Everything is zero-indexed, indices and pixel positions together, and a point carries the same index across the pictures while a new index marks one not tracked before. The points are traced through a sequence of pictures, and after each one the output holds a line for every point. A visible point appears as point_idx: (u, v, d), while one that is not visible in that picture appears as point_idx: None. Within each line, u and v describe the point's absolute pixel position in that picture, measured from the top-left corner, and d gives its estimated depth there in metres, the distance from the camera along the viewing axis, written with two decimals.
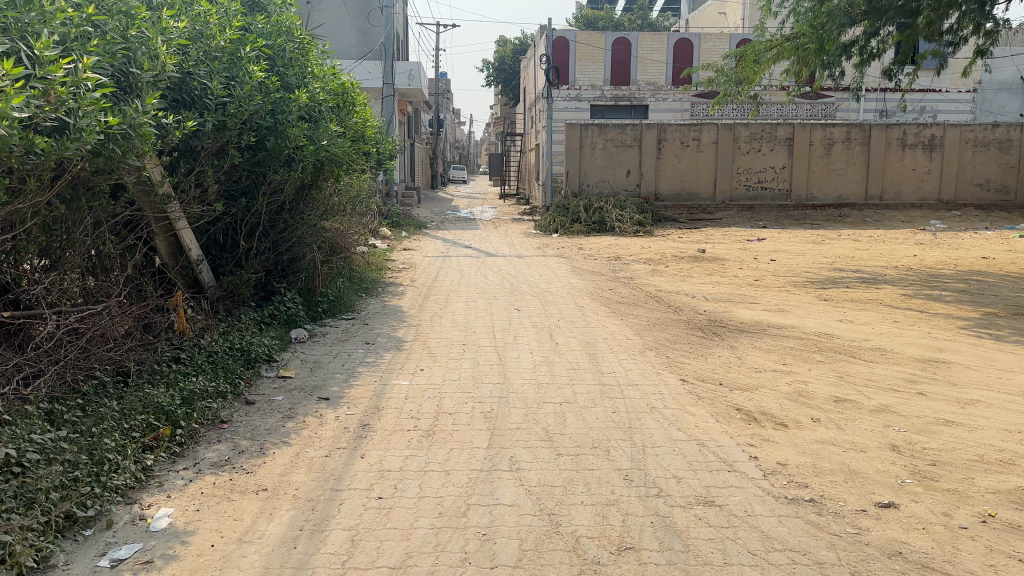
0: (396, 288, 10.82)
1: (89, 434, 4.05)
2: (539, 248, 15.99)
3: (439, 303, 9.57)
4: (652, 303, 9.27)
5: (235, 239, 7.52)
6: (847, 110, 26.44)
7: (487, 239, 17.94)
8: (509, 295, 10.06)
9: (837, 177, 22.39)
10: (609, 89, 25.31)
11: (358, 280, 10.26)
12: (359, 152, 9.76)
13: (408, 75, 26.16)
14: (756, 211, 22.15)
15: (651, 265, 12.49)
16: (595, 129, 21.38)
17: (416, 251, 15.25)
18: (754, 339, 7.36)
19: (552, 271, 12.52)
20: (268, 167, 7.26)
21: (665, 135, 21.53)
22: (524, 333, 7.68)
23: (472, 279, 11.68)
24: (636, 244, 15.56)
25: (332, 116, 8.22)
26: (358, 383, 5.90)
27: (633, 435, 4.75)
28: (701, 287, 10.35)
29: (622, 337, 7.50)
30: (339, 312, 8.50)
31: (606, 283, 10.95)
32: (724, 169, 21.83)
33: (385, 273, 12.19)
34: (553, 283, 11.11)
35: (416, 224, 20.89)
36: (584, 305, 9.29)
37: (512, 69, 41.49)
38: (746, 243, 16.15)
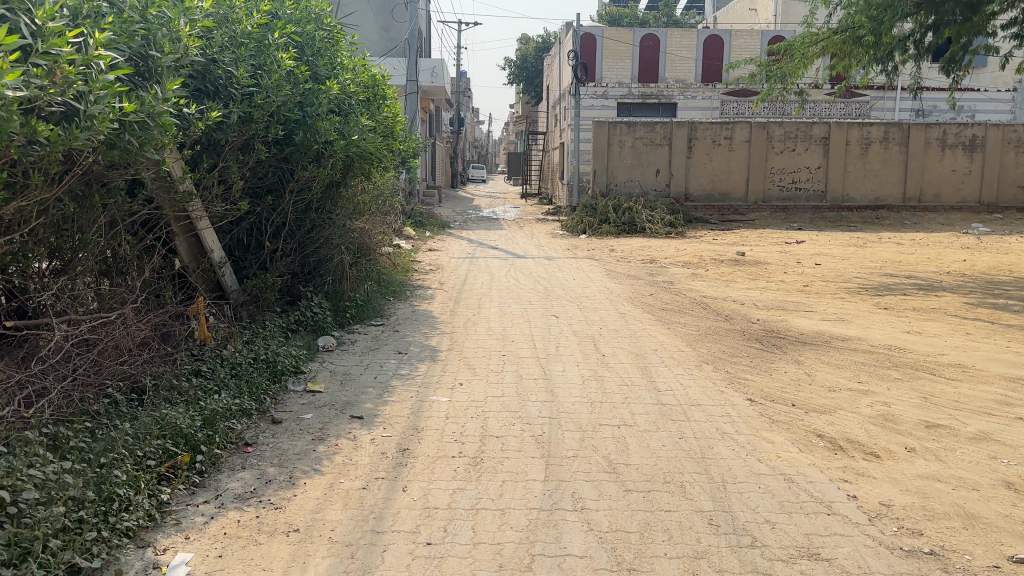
0: (424, 291, 10.30)
1: (98, 464, 3.56)
2: (569, 249, 15.43)
3: (471, 308, 9.04)
4: (699, 310, 8.72)
5: (259, 240, 7.04)
6: (882, 108, 25.61)
7: (514, 240, 17.41)
8: (544, 300, 9.53)
9: (874, 178, 21.62)
10: (636, 86, 24.68)
11: (385, 282, 9.75)
12: (389, 148, 9.25)
13: (431, 72, 25.67)
14: (790, 212, 21.45)
15: (690, 269, 11.91)
16: (624, 127, 20.77)
17: (441, 252, 14.75)
18: (819, 353, 6.79)
19: (586, 273, 11.97)
20: (295, 163, 6.76)
21: (696, 134, 20.89)
22: (567, 343, 7.15)
23: (503, 282, 11.15)
24: (670, 246, 14.96)
25: (363, 109, 7.71)
26: (394, 400, 5.37)
27: (709, 467, 4.22)
28: (748, 294, 9.77)
29: (673, 349, 6.96)
30: (368, 317, 8.00)
31: (645, 287, 10.40)
32: (756, 169, 21.15)
33: (412, 275, 11.69)
34: (589, 287, 10.57)
35: (439, 224, 20.39)
36: (626, 311, 8.75)
37: (534, 67, 40.92)
38: (784, 246, 15.50)
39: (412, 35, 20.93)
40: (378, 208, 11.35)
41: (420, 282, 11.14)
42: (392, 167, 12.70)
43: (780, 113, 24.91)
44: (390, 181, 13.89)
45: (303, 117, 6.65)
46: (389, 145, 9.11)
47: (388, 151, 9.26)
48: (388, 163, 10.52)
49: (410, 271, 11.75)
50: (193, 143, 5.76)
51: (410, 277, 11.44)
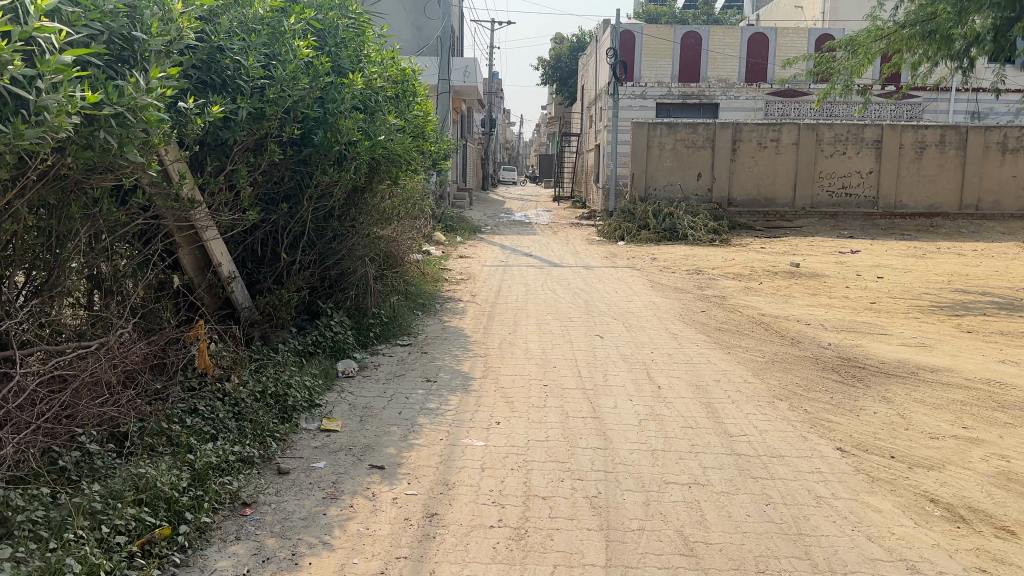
0: (455, 304, 9.56)
1: (51, 544, 2.84)
2: (608, 257, 14.59)
3: (506, 324, 8.26)
4: (760, 331, 7.86)
5: (274, 250, 6.35)
6: (935, 111, 24.21)
7: (548, 246, 16.60)
8: (586, 315, 8.74)
9: (929, 183, 20.41)
10: (676, 86, 23.75)
11: (413, 294, 9.01)
12: (419, 150, 8.50)
13: (464, 72, 24.96)
14: (839, 218, 20.36)
15: (742, 282, 11.02)
16: (664, 128, 19.85)
17: (473, 259, 14.00)
18: (910, 390, 5.91)
19: (629, 284, 11.13)
20: (314, 166, 6.02)
21: (741, 136, 19.93)
22: (615, 370, 6.36)
23: (539, 294, 10.36)
24: (716, 255, 14.05)
25: (391, 106, 6.96)
26: (421, 443, 4.59)
27: (810, 551, 3.41)
28: (811, 312, 8.87)
29: (738, 380, 6.14)
30: (394, 336, 7.27)
31: (696, 302, 9.55)
32: (804, 173, 20.10)
33: (442, 285, 10.95)
34: (634, 301, 9.75)
35: (470, 228, 19.65)
36: (679, 331, 7.92)
37: (568, 68, 40.03)
38: (839, 256, 14.51)
39: (445, 32, 20.24)
40: (407, 213, 10.62)
41: (450, 294, 10.39)
42: (422, 169, 11.96)
43: (826, 115, 23.98)
44: (420, 185, 13.18)
45: (323, 114, 5.90)
46: (419, 146, 8.35)
47: (418, 153, 8.50)
48: (418, 166, 9.78)
49: (439, 281, 11.00)
50: (198, 143, 5.06)
51: (439, 287, 10.69)
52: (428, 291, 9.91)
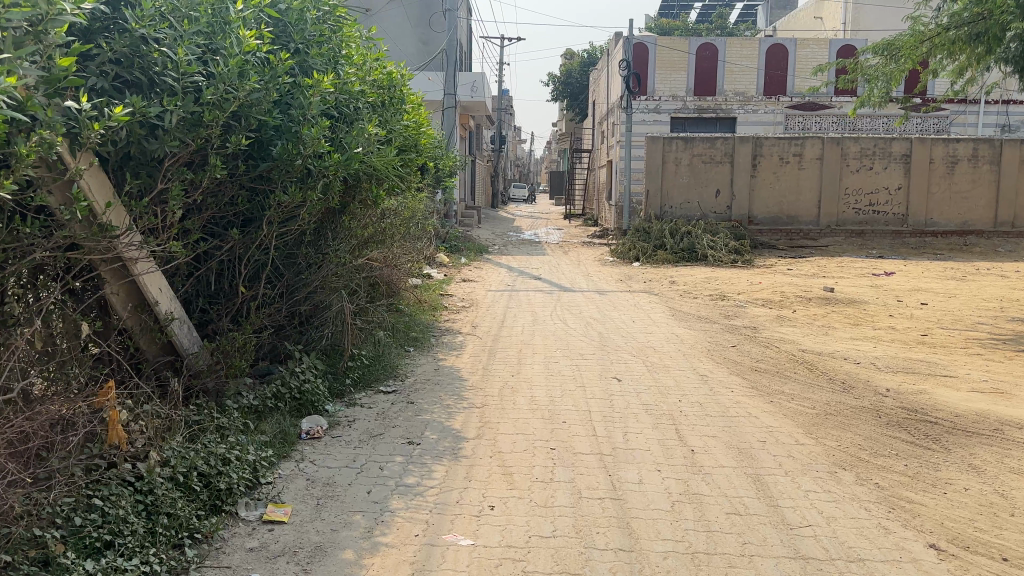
0: (453, 336, 8.51)
1: None
2: (622, 279, 13.51)
3: (509, 362, 7.19)
4: (802, 373, 6.77)
5: (231, 282, 5.37)
6: (963, 124, 22.99)
7: (558, 267, 15.57)
8: (600, 351, 7.66)
9: (962, 200, 19.24)
10: (692, 100, 22.76)
11: (400, 325, 8.01)
12: (408, 165, 7.50)
13: (471, 87, 24.04)
14: (867, 237, 19.23)
15: (773, 310, 9.92)
16: (680, 143, 18.84)
17: (478, 284, 12.97)
18: (1002, 457, 4.80)
19: (645, 313, 10.06)
20: (272, 183, 5.02)
21: (761, 151, 18.88)
22: (637, 425, 5.29)
23: (547, 324, 9.31)
24: (741, 278, 12.96)
25: (372, 115, 5.96)
26: (388, 541, 3.54)
27: None
28: (858, 349, 7.77)
29: (789, 441, 5.06)
30: (377, 379, 6.25)
31: (723, 335, 8.47)
32: (829, 190, 19.01)
33: (441, 315, 9.91)
34: (654, 332, 8.67)
35: (476, 248, 18.65)
36: (709, 372, 6.83)
37: (579, 83, 39.14)
38: (873, 279, 13.38)
39: (451, 44, 19.34)
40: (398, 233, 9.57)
41: (449, 324, 9.34)
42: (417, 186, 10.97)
43: (848, 128, 22.97)
44: (417, 202, 12.17)
45: (284, 121, 4.93)
46: (407, 161, 7.38)
47: (407, 169, 7.51)
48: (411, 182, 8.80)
49: (434, 309, 9.97)
50: (119, 156, 4.11)
51: (434, 315, 9.67)
52: (422, 322, 8.88)
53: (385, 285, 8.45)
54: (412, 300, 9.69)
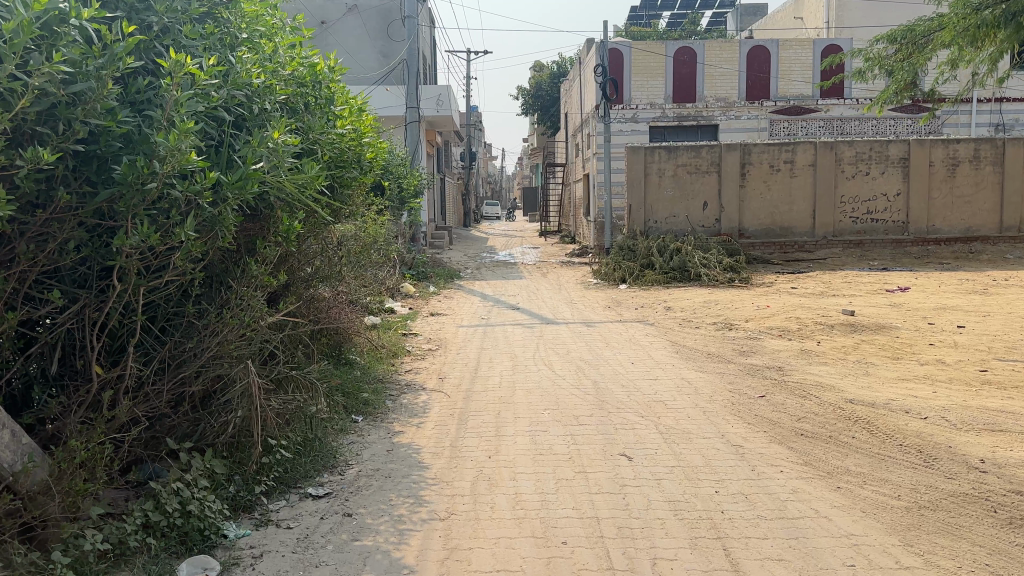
0: (414, 393, 6.88)
1: None
2: (610, 306, 11.97)
3: (484, 432, 5.61)
4: (861, 438, 5.26)
5: (83, 361, 3.80)
6: (955, 125, 21.91)
7: (538, 292, 14.03)
8: (598, 410, 6.10)
9: (964, 205, 18.05)
10: (671, 107, 21.43)
11: (340, 385, 6.38)
12: (348, 185, 5.96)
13: (436, 100, 22.50)
14: (866, 247, 17.97)
15: (794, 342, 8.43)
16: (663, 153, 17.44)
17: (447, 317, 11.37)
18: None
19: (643, 349, 8.52)
20: (119, 218, 3.47)
21: (750, 158, 17.54)
22: (667, 544, 3.73)
23: (528, 369, 7.72)
24: (745, 301, 11.48)
25: (281, 119, 4.44)
26: None
27: None
28: (917, 395, 6.27)
29: (888, 565, 3.53)
30: (304, 475, 4.65)
31: (745, 380, 6.94)
32: (824, 198, 17.73)
33: (401, 362, 8.29)
34: (659, 379, 7.12)
35: (447, 273, 17.05)
36: (742, 439, 5.29)
37: (549, 95, 37.79)
38: (889, 296, 12.01)
39: (411, 54, 17.79)
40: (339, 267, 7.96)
41: (411, 373, 7.72)
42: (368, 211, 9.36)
43: (836, 131, 21.81)
44: (372, 227, 10.57)
45: (134, 126, 3.39)
46: (344, 181, 5.84)
47: (347, 190, 5.96)
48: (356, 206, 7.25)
49: (392, 356, 8.35)
50: None
51: (391, 363, 8.06)
52: (375, 375, 7.26)
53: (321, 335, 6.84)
54: (365, 347, 8.08)
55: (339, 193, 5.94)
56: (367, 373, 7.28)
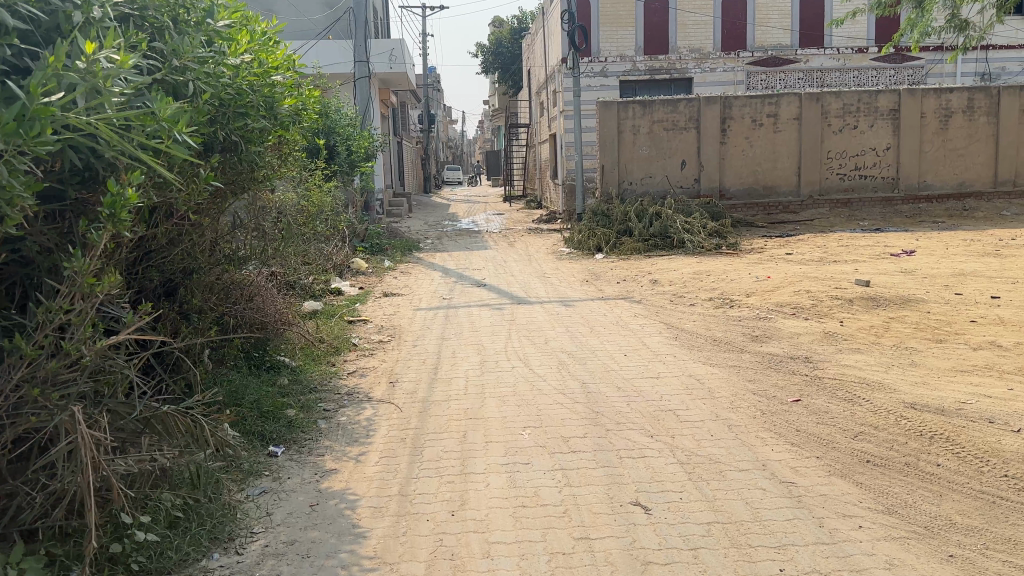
0: (355, 405, 5.39)
1: None
2: (587, 280, 10.55)
3: (446, 468, 4.18)
4: (950, 467, 3.95)
5: None
6: (940, 75, 20.80)
7: (506, 264, 12.56)
8: (592, 427, 4.70)
9: (957, 159, 16.99)
10: (642, 59, 19.88)
11: (248, 404, 4.85)
12: (250, 139, 4.52)
13: (389, 56, 20.57)
14: (854, 207, 16.86)
15: (814, 322, 7.12)
16: (637, 108, 15.97)
17: (402, 296, 9.85)
18: None
19: (635, 336, 7.12)
20: None
21: (731, 112, 16.17)
22: None
23: (499, 365, 6.28)
24: (740, 271, 10.15)
25: (110, 28, 2.91)
26: None
27: None
28: (992, 394, 4.99)
29: None
30: (177, 562, 3.15)
31: (769, 377, 5.60)
32: (809, 154, 16.47)
33: (343, 358, 6.80)
34: (662, 378, 5.74)
35: (404, 244, 15.44)
36: (792, 473, 3.95)
37: (510, 52, 35.83)
38: (896, 261, 10.81)
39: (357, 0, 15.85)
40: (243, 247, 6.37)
41: (353, 375, 6.21)
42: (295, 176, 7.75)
43: (817, 83, 20.50)
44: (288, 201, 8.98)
45: None
46: (244, 133, 4.39)
47: (250, 145, 4.53)
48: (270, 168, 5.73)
49: (332, 351, 6.84)
50: None
51: (326, 361, 6.52)
52: (300, 382, 5.72)
53: (197, 324, 5.26)
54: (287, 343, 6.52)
55: (239, 148, 4.50)
56: (291, 380, 5.73)
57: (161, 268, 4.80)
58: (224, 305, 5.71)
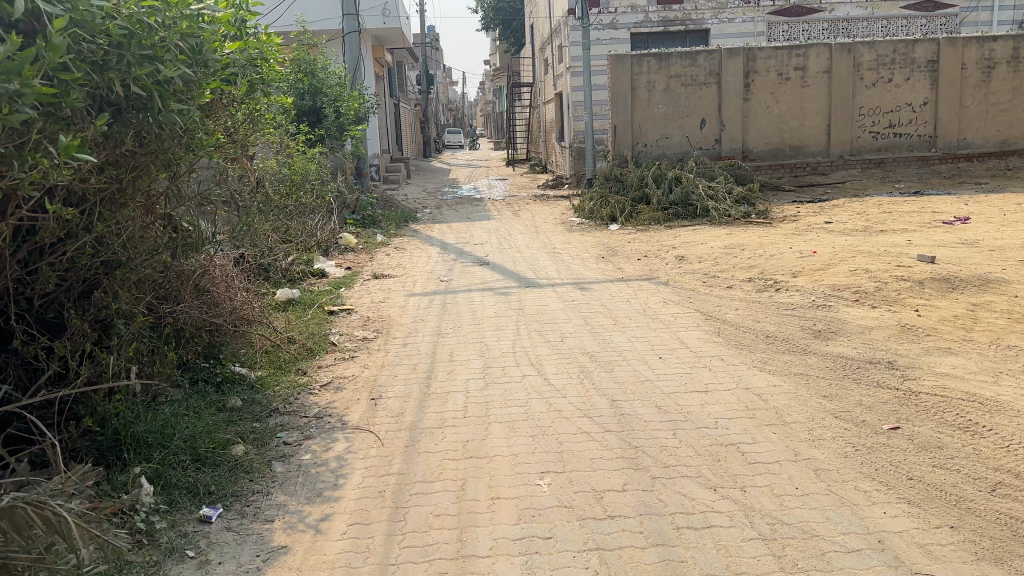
0: (324, 435, 4.21)
1: None
2: (603, 257, 9.32)
3: (437, 547, 3.03)
4: None
5: None
6: (975, 23, 19.28)
7: (510, 237, 11.34)
8: (634, 474, 3.53)
9: (999, 114, 15.63)
10: (655, 10, 18.31)
11: (175, 447, 3.72)
12: (167, 91, 3.58)
13: (383, 10, 19.01)
14: (887, 167, 15.54)
15: (885, 312, 5.92)
16: (652, 61, 14.62)
17: (394, 277, 8.65)
18: None
19: (668, 331, 5.93)
20: None
21: (754, 65, 14.80)
22: None
23: (509, 372, 5.11)
24: (777, 245, 8.92)
25: None
26: None
27: None
28: None
29: None
30: None
31: (848, 394, 4.42)
32: (840, 110, 15.10)
33: (315, 360, 5.61)
34: (712, 392, 4.56)
35: (399, 214, 14.17)
36: (926, 561, 2.81)
37: (511, 6, 34.04)
38: (952, 231, 9.57)
39: None
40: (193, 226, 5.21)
41: (328, 387, 5.05)
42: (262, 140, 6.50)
43: (843, 34, 19.00)
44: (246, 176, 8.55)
45: None
46: (154, 84, 3.44)
47: (169, 101, 3.60)
48: (210, 124, 4.78)
49: (306, 354, 5.67)
50: None
51: (295, 368, 5.35)
52: (254, 402, 4.60)
53: (118, 334, 4.10)
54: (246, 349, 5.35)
55: (155, 105, 3.58)
56: (244, 400, 4.61)
57: (65, 266, 3.85)
58: (152, 303, 4.53)
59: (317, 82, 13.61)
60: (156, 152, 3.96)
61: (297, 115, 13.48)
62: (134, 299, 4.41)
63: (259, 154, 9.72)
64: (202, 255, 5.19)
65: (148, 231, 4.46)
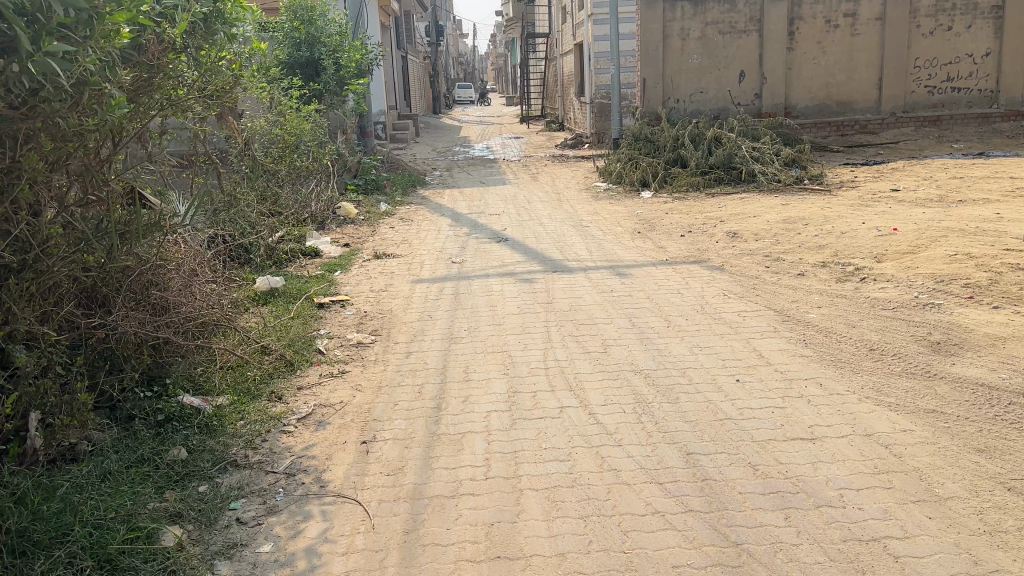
0: (296, 507, 3.06)
1: None
2: (639, 233, 8.07)
3: None
4: None
5: None
6: None
7: (530, 206, 10.09)
8: None
9: None
10: None
11: (74, 543, 2.58)
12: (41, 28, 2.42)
13: None
14: (943, 125, 14.08)
15: (1013, 316, 4.68)
16: (687, 6, 13.21)
17: (397, 258, 7.45)
18: None
19: (739, 339, 4.71)
20: None
21: (800, 11, 13.29)
22: None
23: (543, 400, 3.93)
24: (843, 219, 7.63)
25: None
26: None
27: None
28: None
29: None
30: None
31: (1015, 451, 3.22)
32: (894, 62, 13.61)
33: (296, 376, 4.45)
34: (820, 444, 3.37)
35: (406, 178, 12.89)
36: None
37: None
38: None
39: None
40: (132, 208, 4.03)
41: (308, 420, 3.89)
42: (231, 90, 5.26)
43: None
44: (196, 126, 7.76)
45: None
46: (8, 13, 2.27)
47: (46, 43, 2.44)
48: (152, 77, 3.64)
49: (280, 368, 4.48)
50: None
51: (264, 391, 4.18)
52: (205, 450, 3.45)
53: (12, 366, 2.94)
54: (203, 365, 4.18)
55: (24, 51, 2.43)
56: (190, 449, 3.45)
57: None
58: (64, 316, 3.37)
59: (315, 30, 12.16)
60: (44, 117, 2.75)
61: (292, 68, 12.13)
62: (39, 313, 3.26)
63: (240, 113, 8.62)
64: (144, 246, 4.01)
65: (54, 221, 3.27)
